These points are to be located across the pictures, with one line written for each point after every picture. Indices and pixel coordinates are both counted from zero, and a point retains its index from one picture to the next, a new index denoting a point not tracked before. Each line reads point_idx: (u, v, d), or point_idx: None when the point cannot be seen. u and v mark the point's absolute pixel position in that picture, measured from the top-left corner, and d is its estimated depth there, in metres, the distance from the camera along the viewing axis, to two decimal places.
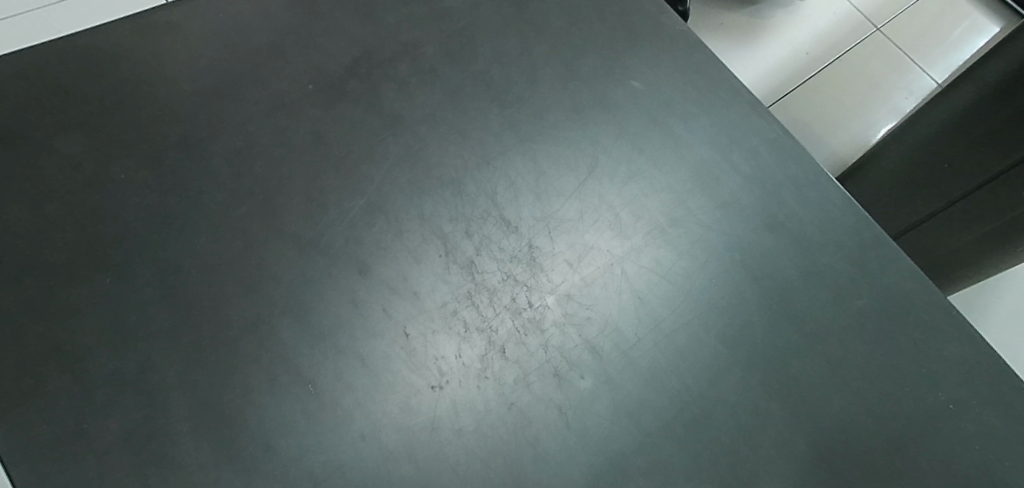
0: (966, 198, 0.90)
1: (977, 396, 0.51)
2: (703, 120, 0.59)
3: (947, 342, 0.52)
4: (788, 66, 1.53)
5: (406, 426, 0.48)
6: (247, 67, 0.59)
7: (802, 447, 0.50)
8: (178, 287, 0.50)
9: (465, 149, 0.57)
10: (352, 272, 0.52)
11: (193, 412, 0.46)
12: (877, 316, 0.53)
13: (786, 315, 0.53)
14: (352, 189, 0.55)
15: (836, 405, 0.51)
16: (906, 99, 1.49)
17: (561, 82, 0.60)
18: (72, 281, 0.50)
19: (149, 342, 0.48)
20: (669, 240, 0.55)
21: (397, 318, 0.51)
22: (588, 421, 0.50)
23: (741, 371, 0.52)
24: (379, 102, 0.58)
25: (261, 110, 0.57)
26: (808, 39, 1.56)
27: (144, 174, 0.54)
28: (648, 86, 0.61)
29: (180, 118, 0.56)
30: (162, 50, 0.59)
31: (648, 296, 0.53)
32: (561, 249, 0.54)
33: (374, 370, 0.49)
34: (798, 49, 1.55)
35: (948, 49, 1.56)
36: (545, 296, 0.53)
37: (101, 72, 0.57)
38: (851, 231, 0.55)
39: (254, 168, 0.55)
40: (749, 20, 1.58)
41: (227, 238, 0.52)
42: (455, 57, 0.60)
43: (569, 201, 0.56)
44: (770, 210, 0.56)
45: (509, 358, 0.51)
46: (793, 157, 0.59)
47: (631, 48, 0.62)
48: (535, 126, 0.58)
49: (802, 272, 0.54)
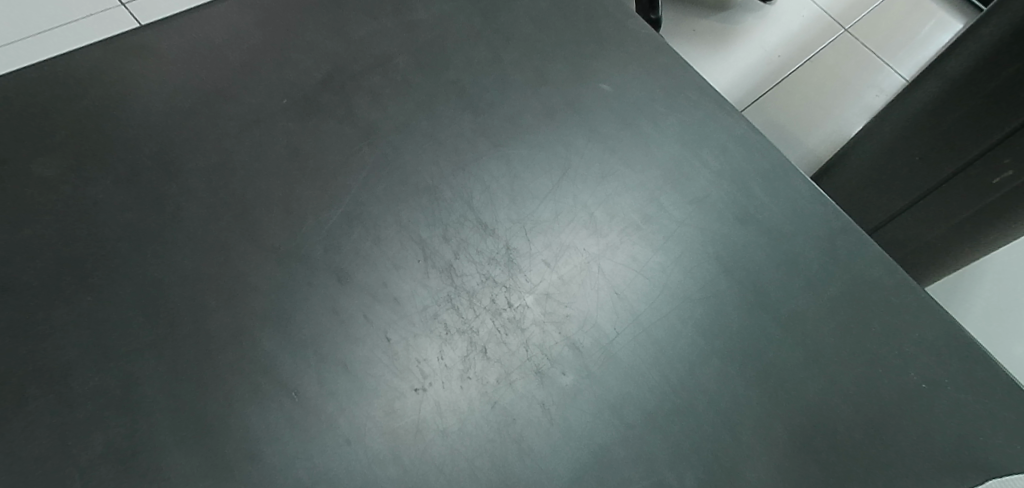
0: (972, 165, 0.98)
1: (946, 373, 0.53)
2: (671, 119, 0.64)
3: (915, 324, 0.55)
4: (758, 68, 1.70)
5: (391, 429, 0.49)
6: (221, 84, 0.61)
7: (780, 432, 0.51)
8: (159, 302, 0.52)
9: (439, 156, 0.60)
10: (332, 281, 0.54)
11: (177, 424, 0.48)
12: (843, 300, 0.56)
13: (756, 301, 0.56)
14: (329, 199, 0.57)
15: (814, 386, 0.53)
16: (875, 96, 1.66)
17: (532, 87, 0.65)
18: (52, 304, 0.51)
19: (130, 359, 0.50)
20: (643, 235, 0.59)
21: (379, 325, 0.52)
22: (570, 417, 0.51)
23: (718, 359, 0.53)
24: (356, 114, 0.61)
25: (238, 127, 0.59)
26: (777, 42, 1.74)
27: (123, 194, 0.55)
28: (616, 89, 0.65)
29: (157, 137, 0.58)
30: (139, 72, 0.61)
31: (627, 291, 0.56)
32: (538, 250, 0.57)
33: (357, 377, 0.50)
34: (768, 52, 1.72)
35: (907, 47, 1.74)
36: (524, 296, 0.54)
37: (79, 95, 0.59)
38: (813, 219, 0.59)
39: (231, 183, 0.57)
40: (718, 27, 1.75)
41: (206, 252, 0.54)
42: (429, 70, 0.64)
43: (544, 203, 0.59)
44: (739, 202, 0.60)
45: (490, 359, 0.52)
46: (758, 149, 0.63)
47: (596, 53, 0.67)
48: (508, 130, 0.62)
49: (771, 260, 0.57)
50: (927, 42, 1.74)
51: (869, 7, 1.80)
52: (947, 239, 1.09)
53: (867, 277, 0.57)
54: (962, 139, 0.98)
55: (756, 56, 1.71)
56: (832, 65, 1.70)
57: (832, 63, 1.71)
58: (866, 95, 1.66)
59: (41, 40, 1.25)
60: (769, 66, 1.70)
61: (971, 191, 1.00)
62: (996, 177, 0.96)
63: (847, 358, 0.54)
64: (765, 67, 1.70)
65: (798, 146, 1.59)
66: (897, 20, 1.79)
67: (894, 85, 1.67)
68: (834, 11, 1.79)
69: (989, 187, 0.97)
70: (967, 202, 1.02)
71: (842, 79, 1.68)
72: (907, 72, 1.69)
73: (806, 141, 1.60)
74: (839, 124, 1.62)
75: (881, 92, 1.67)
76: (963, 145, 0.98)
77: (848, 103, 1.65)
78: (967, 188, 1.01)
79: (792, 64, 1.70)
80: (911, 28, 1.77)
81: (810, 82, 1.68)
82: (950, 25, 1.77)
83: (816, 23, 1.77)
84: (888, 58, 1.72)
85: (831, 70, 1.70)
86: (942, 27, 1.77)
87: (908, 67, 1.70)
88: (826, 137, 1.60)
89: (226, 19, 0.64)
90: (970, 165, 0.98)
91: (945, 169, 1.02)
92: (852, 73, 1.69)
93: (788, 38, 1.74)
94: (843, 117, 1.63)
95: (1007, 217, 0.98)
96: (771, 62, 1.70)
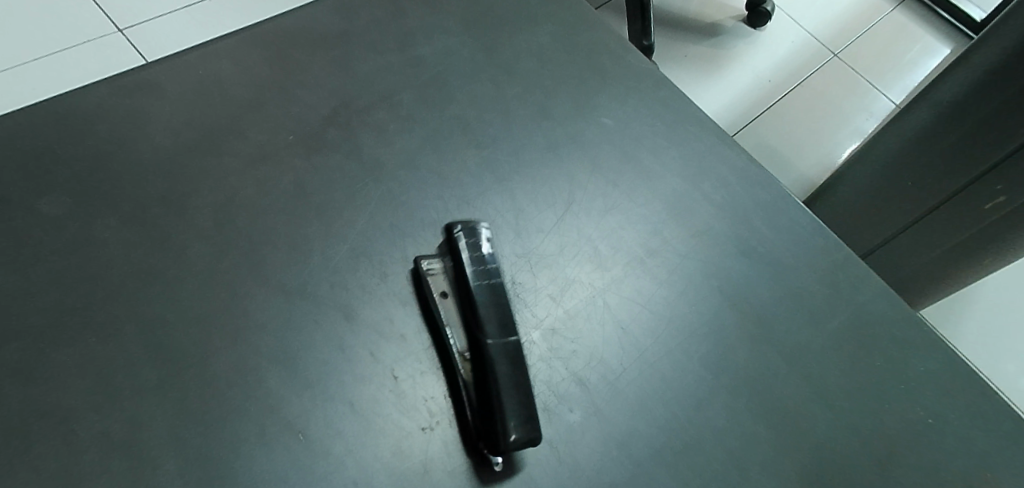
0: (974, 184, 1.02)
1: (954, 410, 0.54)
2: (672, 152, 0.67)
3: (920, 358, 0.56)
4: (750, 94, 1.72)
5: (399, 470, 0.48)
6: (226, 119, 0.62)
7: (790, 472, 0.51)
8: (164, 341, 0.51)
9: (445, 192, 0.61)
10: (339, 317, 0.53)
11: (182, 466, 0.47)
12: (853, 338, 0.57)
13: (764, 338, 0.57)
14: (336, 235, 0.57)
15: (822, 421, 0.53)
16: (866, 120, 1.69)
17: (535, 121, 0.68)
18: (57, 344, 0.50)
19: (133, 400, 0.49)
20: (647, 268, 0.60)
21: (386, 363, 0.52)
22: (578, 456, 0.50)
23: (725, 394, 0.54)
24: (362, 150, 0.62)
25: (243, 163, 0.60)
26: (768, 67, 1.76)
27: (129, 232, 0.55)
28: (617, 122, 0.69)
29: (163, 174, 0.58)
30: (147, 109, 0.61)
31: (631, 326, 0.57)
32: (543, 284, 0.58)
33: (365, 416, 0.50)
34: (758, 76, 1.74)
35: (904, 71, 1.77)
36: (530, 331, 0.56)
37: (87, 134, 0.59)
38: (823, 254, 0.62)
39: (237, 219, 0.57)
40: (708, 52, 1.76)
41: (213, 290, 0.54)
42: (432, 105, 0.66)
43: (548, 236, 0.61)
44: (742, 234, 0.62)
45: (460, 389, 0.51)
46: (761, 184, 0.66)
47: (598, 87, 0.71)
48: (511, 165, 0.64)
49: (778, 294, 0.59)
50: (914, 67, 1.78)
51: (860, 31, 1.84)
52: (946, 261, 1.14)
53: (872, 310, 0.59)
54: (950, 168, 1.05)
55: (746, 81, 1.73)
56: (821, 90, 1.73)
57: (826, 89, 1.74)
58: (858, 120, 1.69)
59: (25, 76, 1.37)
60: (759, 91, 1.72)
61: (970, 211, 1.05)
62: (987, 203, 1.01)
63: (854, 393, 0.55)
64: (754, 91, 1.72)
65: (791, 171, 1.62)
66: (885, 42, 1.82)
67: (885, 110, 1.71)
68: (822, 36, 1.82)
69: (982, 210, 1.03)
70: (960, 226, 1.07)
71: (831, 104, 1.72)
72: (896, 97, 1.73)
73: (796, 165, 1.62)
74: (830, 147, 1.65)
75: (871, 117, 1.70)
76: (953, 173, 1.04)
77: (841, 127, 1.68)
78: (964, 208, 1.05)
79: (783, 90, 1.73)
80: (897, 53, 1.80)
81: (799, 106, 1.71)
82: (938, 50, 1.81)
83: (803, 49, 1.79)
84: (875, 83, 1.75)
85: (819, 95, 1.73)
86: (928, 51, 1.80)
87: (896, 92, 1.74)
88: (817, 160, 1.64)
89: (232, 58, 0.65)
90: (964, 190, 1.04)
91: (942, 194, 1.07)
92: (842, 98, 1.72)
93: (778, 63, 1.77)
94: (835, 141, 1.66)
95: (997, 240, 1.04)
96: (761, 87, 1.73)
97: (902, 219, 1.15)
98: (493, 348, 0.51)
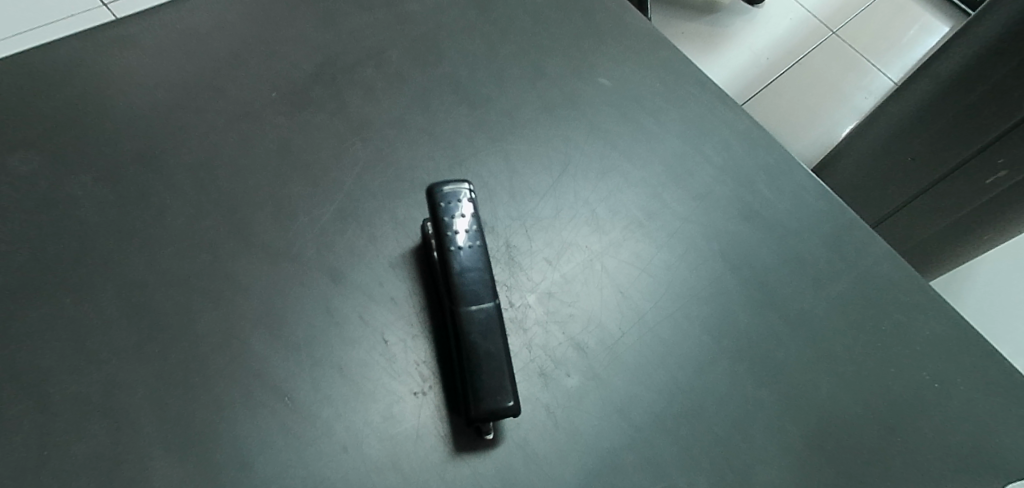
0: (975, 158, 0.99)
1: (962, 375, 0.53)
2: (672, 114, 0.65)
3: (928, 321, 0.55)
4: (749, 72, 1.69)
5: (390, 435, 0.46)
6: (207, 76, 0.59)
7: (794, 436, 0.50)
8: (143, 303, 0.49)
9: (437, 152, 0.59)
10: (326, 280, 0.51)
11: (163, 432, 0.45)
12: (858, 301, 0.56)
13: (767, 302, 0.55)
14: (323, 196, 0.55)
15: (826, 385, 0.52)
16: (865, 99, 1.67)
17: (529, 81, 0.65)
18: (30, 304, 0.48)
19: (110, 363, 0.46)
20: (646, 232, 0.58)
21: (376, 326, 0.50)
22: (577, 421, 0.49)
23: (728, 358, 0.52)
24: (348, 108, 0.60)
25: (224, 120, 0.57)
26: (766, 45, 1.73)
27: (105, 190, 0.53)
28: (615, 82, 0.66)
29: (141, 131, 0.56)
30: (123, 65, 0.59)
31: (631, 290, 0.55)
32: (539, 248, 0.56)
33: (353, 380, 0.48)
34: (757, 55, 1.71)
35: (903, 49, 1.74)
36: (525, 295, 0.54)
37: (59, 88, 0.56)
38: (827, 217, 0.59)
39: (219, 178, 0.55)
40: (707, 29, 1.73)
41: (193, 251, 0.51)
42: (423, 63, 0.64)
43: (543, 200, 0.59)
44: (744, 196, 0.60)
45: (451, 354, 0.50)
46: (763, 146, 0.64)
47: (594, 47, 0.68)
48: (506, 125, 0.62)
49: (781, 258, 0.57)
50: (914, 46, 1.75)
51: (859, 9, 1.81)
52: (945, 237, 1.10)
53: (877, 274, 0.57)
54: (950, 142, 1.01)
55: (744, 59, 1.70)
56: (819, 68, 1.71)
57: (825, 66, 1.71)
58: (856, 98, 1.67)
59: None
60: (758, 69, 1.69)
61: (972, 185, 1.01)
62: (990, 177, 0.98)
63: (859, 358, 0.53)
64: (751, 70, 1.69)
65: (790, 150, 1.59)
66: (885, 19, 1.79)
67: (883, 88, 1.68)
68: (821, 14, 1.79)
69: (982, 186, 0.99)
70: (961, 201, 1.04)
71: (830, 83, 1.69)
72: (895, 75, 1.70)
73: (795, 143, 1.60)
74: (830, 126, 1.63)
75: (870, 95, 1.68)
76: (954, 147, 1.01)
77: (840, 106, 1.65)
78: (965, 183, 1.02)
79: (781, 68, 1.70)
80: (896, 32, 1.77)
81: (798, 84, 1.68)
82: (937, 28, 1.78)
83: (801, 28, 1.76)
84: (875, 62, 1.72)
85: (818, 74, 1.70)
86: (928, 30, 1.77)
87: (896, 70, 1.71)
88: (816, 138, 1.61)
89: (214, 13, 0.62)
90: (965, 164, 1.00)
91: (941, 169, 1.04)
92: (840, 77, 1.70)
93: (777, 40, 1.74)
94: (834, 119, 1.64)
95: (1000, 214, 1.00)
96: (760, 66, 1.70)
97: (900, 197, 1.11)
98: (473, 317, 0.48)
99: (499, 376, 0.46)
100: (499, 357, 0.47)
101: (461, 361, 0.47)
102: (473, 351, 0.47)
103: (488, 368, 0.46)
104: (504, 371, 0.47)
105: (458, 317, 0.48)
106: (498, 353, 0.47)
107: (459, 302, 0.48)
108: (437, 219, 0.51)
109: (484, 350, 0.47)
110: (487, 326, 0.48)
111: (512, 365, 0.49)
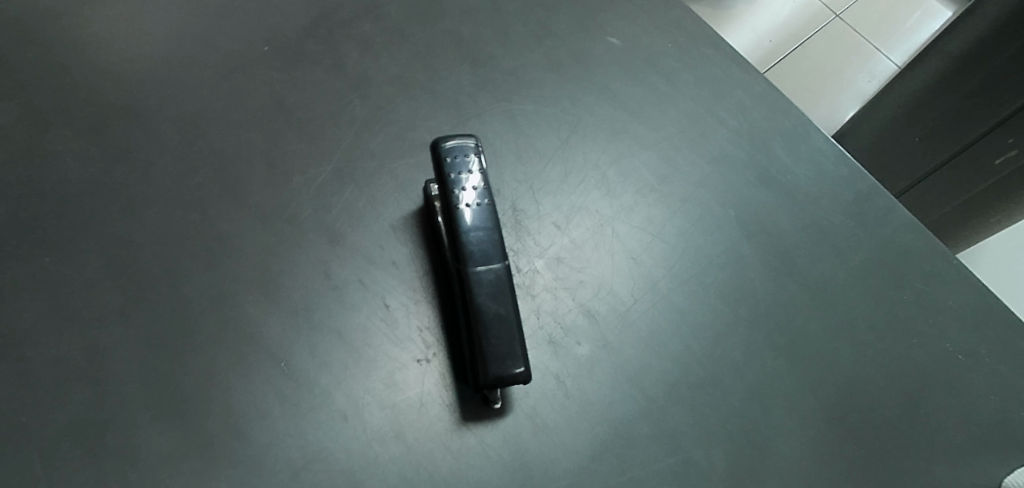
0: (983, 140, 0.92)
1: (986, 347, 0.51)
2: (684, 75, 0.61)
3: (951, 291, 0.53)
4: (752, 54, 1.65)
5: (392, 404, 0.44)
6: (196, 27, 0.56)
7: (812, 408, 0.48)
8: (128, 263, 0.46)
9: (439, 112, 0.56)
10: (324, 242, 0.48)
11: (150, 398, 0.42)
12: (879, 270, 0.53)
13: (785, 269, 0.53)
14: (318, 155, 0.52)
15: (846, 356, 0.50)
16: (868, 82, 1.63)
17: (535, 39, 0.62)
18: (7, 263, 0.45)
19: (93, 325, 0.44)
20: (659, 197, 0.56)
21: (377, 291, 0.47)
22: (587, 391, 0.47)
23: (744, 328, 0.50)
24: (345, 64, 0.56)
25: (214, 74, 0.54)
26: (770, 27, 1.69)
27: (87, 144, 0.50)
28: (625, 41, 0.63)
29: (125, 83, 0.52)
30: (107, 14, 0.55)
31: (643, 256, 0.53)
32: (547, 212, 0.54)
33: (354, 346, 0.45)
34: (761, 37, 1.67)
35: (908, 34, 1.70)
36: (533, 261, 0.51)
37: (38, 37, 0.53)
38: (847, 184, 0.57)
39: (208, 134, 0.51)
40: (710, 10, 1.69)
41: (181, 211, 0.48)
42: (423, 18, 0.60)
43: (551, 162, 0.56)
44: (760, 162, 0.58)
45: (455, 321, 0.47)
46: (779, 109, 0.61)
47: (604, 6, 0.65)
48: (510, 85, 0.59)
49: (800, 225, 0.55)
50: (919, 29, 1.71)
51: None
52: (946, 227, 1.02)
53: (899, 243, 0.54)
54: (957, 123, 0.95)
55: (748, 41, 1.66)
56: (822, 52, 1.67)
57: (828, 49, 1.67)
58: (860, 83, 1.63)
59: None
60: (762, 51, 1.65)
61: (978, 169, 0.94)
62: (998, 160, 0.91)
63: (879, 329, 0.51)
64: (755, 52, 1.65)
65: None
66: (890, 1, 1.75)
67: (887, 72, 1.65)
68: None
69: (989, 167, 0.92)
70: (964, 187, 0.96)
71: (833, 66, 1.65)
72: (899, 58, 1.67)
73: None
74: (832, 110, 1.59)
75: (874, 78, 1.64)
76: (961, 128, 0.94)
77: (843, 89, 1.62)
78: (970, 167, 0.94)
79: (784, 50, 1.66)
80: (902, 14, 1.73)
81: (801, 67, 1.64)
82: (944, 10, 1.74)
83: (806, 8, 1.72)
84: (879, 44, 1.69)
85: (821, 56, 1.66)
86: (934, 13, 1.73)
87: (899, 53, 1.68)
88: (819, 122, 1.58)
89: None
90: (971, 146, 0.93)
91: (946, 150, 0.97)
92: (844, 59, 1.66)
93: (780, 23, 1.69)
94: (837, 103, 1.60)
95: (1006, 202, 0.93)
96: (763, 47, 1.66)
97: (899, 183, 1.04)
98: (481, 279, 0.45)
99: (509, 340, 0.44)
100: (510, 320, 0.45)
101: (468, 326, 0.45)
102: (482, 314, 0.44)
103: (498, 332, 0.44)
104: (513, 336, 0.44)
105: (465, 279, 0.45)
106: (507, 315, 0.45)
107: (465, 263, 0.45)
108: (443, 176, 0.48)
109: (493, 313, 0.44)
110: (497, 289, 0.45)
111: (522, 330, 0.46)
